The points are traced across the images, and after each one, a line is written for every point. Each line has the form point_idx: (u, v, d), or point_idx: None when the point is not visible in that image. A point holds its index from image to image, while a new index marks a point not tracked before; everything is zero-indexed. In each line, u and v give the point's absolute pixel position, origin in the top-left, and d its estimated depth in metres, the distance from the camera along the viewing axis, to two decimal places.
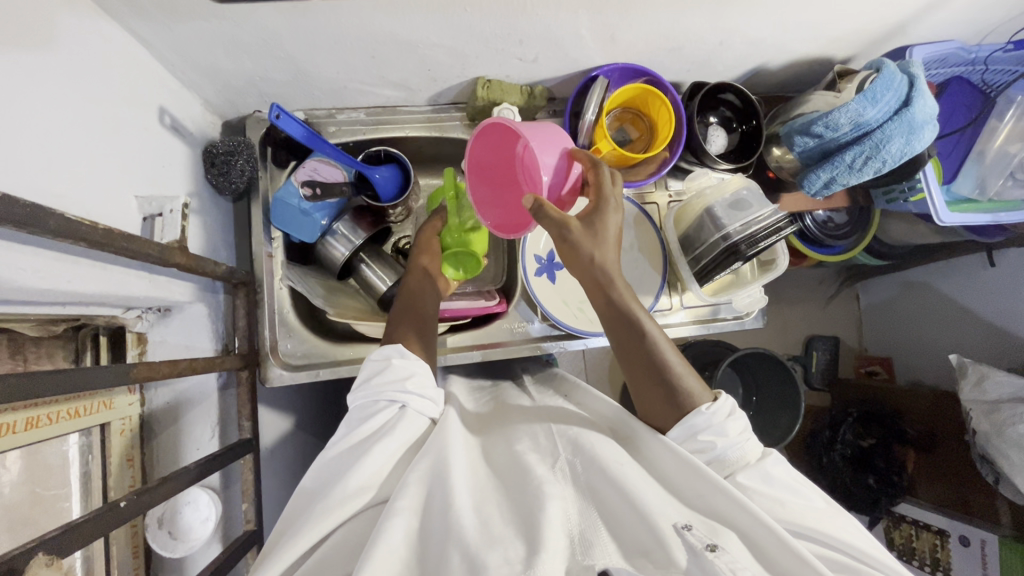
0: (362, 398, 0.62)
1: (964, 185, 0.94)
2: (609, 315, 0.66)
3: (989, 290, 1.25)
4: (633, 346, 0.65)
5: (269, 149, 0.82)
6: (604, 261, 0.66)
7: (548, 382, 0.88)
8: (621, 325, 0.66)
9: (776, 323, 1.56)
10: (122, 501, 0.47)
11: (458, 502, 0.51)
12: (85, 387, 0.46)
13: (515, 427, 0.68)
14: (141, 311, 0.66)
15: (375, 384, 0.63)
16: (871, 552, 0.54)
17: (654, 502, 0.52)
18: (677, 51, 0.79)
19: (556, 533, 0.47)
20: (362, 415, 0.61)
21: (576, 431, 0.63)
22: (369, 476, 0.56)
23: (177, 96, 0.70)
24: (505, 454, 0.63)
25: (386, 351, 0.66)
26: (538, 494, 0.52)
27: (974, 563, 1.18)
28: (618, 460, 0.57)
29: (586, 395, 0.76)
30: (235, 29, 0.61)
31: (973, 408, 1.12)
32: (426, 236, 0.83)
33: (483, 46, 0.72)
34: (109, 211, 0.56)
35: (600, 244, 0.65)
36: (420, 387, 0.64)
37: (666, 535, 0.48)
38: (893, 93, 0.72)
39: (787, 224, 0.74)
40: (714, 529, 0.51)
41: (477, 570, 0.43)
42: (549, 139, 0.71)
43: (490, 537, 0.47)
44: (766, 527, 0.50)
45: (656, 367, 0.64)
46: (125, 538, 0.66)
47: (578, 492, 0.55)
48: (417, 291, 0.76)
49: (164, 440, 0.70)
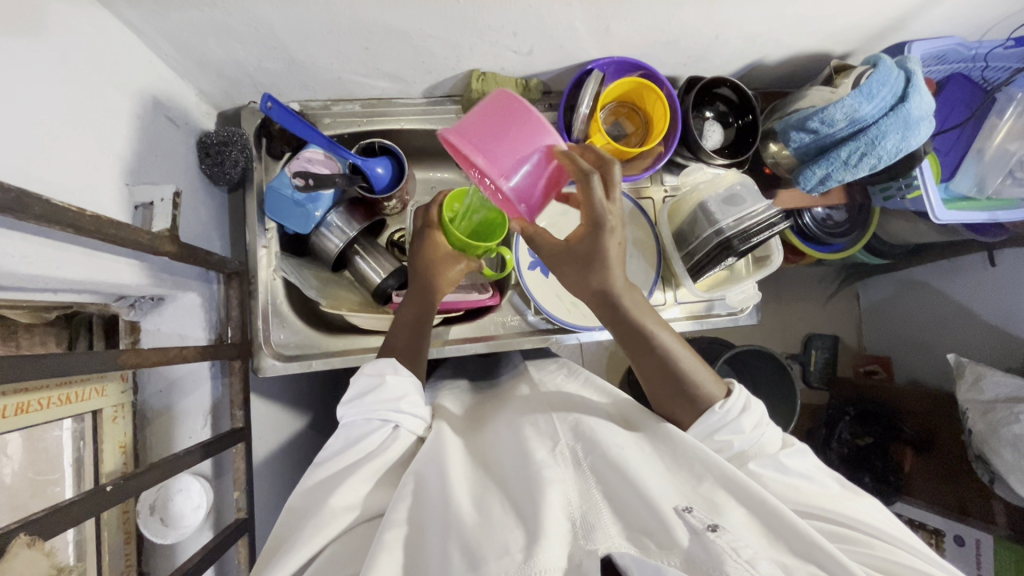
0: (355, 418, 0.62)
1: (963, 182, 0.93)
2: (621, 332, 0.66)
3: (990, 289, 1.24)
4: (648, 359, 0.66)
5: (263, 140, 0.82)
6: (608, 283, 0.63)
7: (546, 363, 0.90)
8: (633, 339, 0.66)
9: (775, 320, 1.55)
10: (109, 485, 0.47)
11: (457, 498, 0.54)
12: (75, 371, 0.46)
13: (512, 416, 0.69)
14: (133, 299, 0.67)
15: (368, 401, 0.62)
16: (894, 533, 0.56)
17: (656, 486, 0.52)
18: (674, 44, 0.78)
19: (556, 518, 0.49)
20: (354, 436, 0.61)
21: (577, 416, 0.65)
22: (351, 497, 0.57)
23: (170, 85, 0.69)
24: (509, 438, 0.64)
25: (381, 367, 0.66)
26: (538, 480, 0.53)
27: (967, 564, 1.17)
28: (619, 444, 0.58)
29: (590, 380, 0.78)
30: (228, 17, 0.60)
31: (970, 408, 1.12)
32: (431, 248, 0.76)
33: (477, 38, 0.72)
34: (98, 198, 0.56)
35: (602, 268, 0.62)
36: (412, 407, 0.65)
37: (668, 516, 0.48)
38: (889, 88, 0.71)
39: (782, 219, 0.74)
40: (714, 507, 0.51)
41: (477, 565, 0.46)
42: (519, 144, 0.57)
43: (490, 527, 0.50)
44: (764, 505, 0.51)
45: (671, 375, 0.64)
46: (116, 523, 0.66)
47: (579, 475, 0.56)
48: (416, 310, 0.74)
49: (157, 426, 0.71)
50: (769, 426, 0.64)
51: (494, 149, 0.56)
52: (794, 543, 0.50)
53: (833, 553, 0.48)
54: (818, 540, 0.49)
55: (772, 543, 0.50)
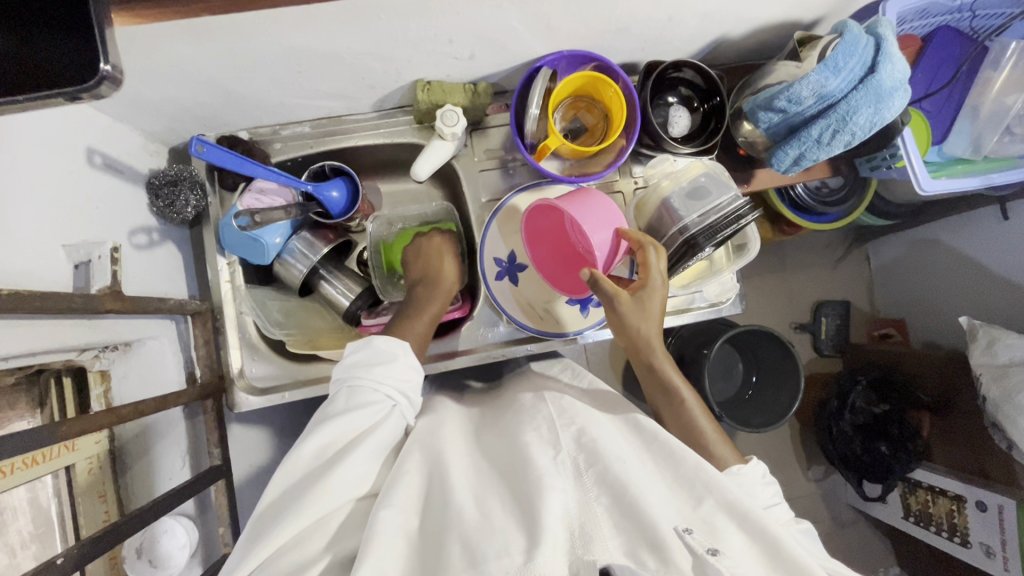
0: (363, 384, 0.60)
1: (958, 143, 0.88)
2: (651, 380, 0.72)
3: (1001, 244, 1.17)
4: (670, 412, 0.71)
5: (217, 173, 0.81)
6: (649, 333, 0.71)
7: (551, 365, 0.90)
8: (660, 391, 0.72)
9: (781, 292, 1.50)
10: (60, 557, 0.48)
11: (457, 497, 0.54)
12: (12, 452, 0.46)
13: (509, 421, 0.67)
14: (98, 351, 0.66)
15: (378, 372, 0.61)
16: None
17: (658, 504, 0.51)
18: (625, 32, 0.73)
19: (556, 525, 0.49)
20: (358, 403, 0.58)
21: (582, 426, 0.62)
22: (355, 472, 0.55)
23: (109, 132, 0.68)
24: (509, 444, 0.62)
25: (392, 345, 0.64)
26: (539, 485, 0.52)
27: (991, 529, 1.09)
28: (621, 458, 0.56)
29: (594, 385, 0.78)
30: (145, 61, 0.59)
31: (983, 372, 1.07)
32: (454, 254, 0.83)
33: (413, 49, 0.69)
34: (34, 262, 0.55)
35: (646, 316, 0.70)
36: (412, 392, 0.63)
37: (668, 538, 0.48)
38: (857, 59, 0.66)
39: (750, 211, 0.69)
40: (714, 530, 0.50)
41: (477, 562, 0.46)
42: (600, 215, 0.74)
43: (490, 526, 0.50)
44: (765, 533, 0.49)
45: (689, 432, 0.69)
46: (103, 571, 0.68)
47: (580, 486, 0.54)
48: (430, 290, 0.77)
49: (136, 471, 0.72)
50: (782, 501, 0.64)
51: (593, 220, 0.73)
52: None
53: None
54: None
55: (770, 568, 0.49)
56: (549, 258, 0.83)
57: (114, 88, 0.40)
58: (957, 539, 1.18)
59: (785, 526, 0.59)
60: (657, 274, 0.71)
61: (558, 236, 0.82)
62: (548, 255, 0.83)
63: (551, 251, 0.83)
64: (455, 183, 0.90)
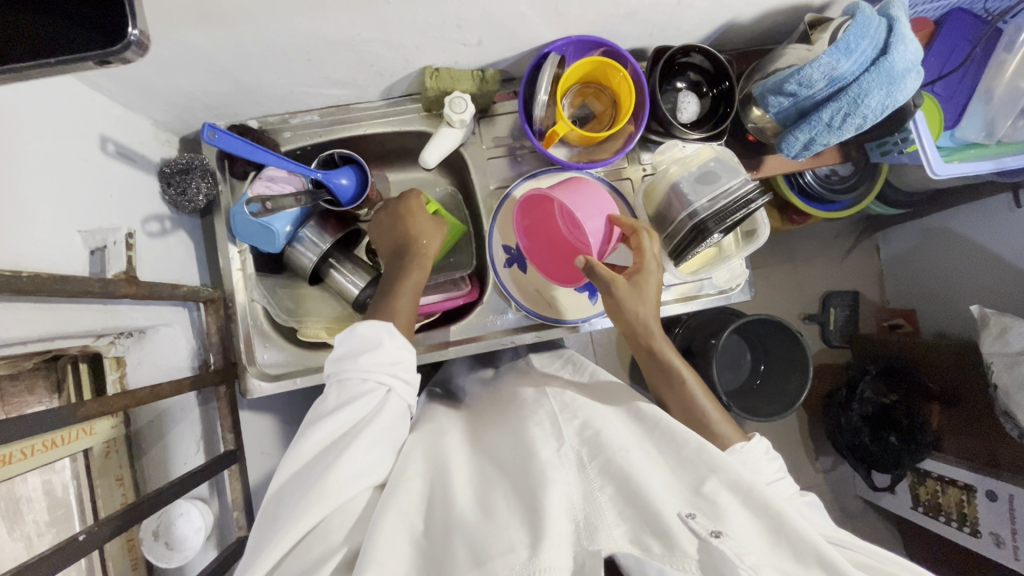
0: (352, 375, 0.60)
1: (970, 129, 0.87)
2: (652, 367, 0.73)
3: (1013, 231, 1.16)
4: (674, 397, 0.71)
5: (227, 162, 0.81)
6: (648, 317, 0.71)
7: (551, 360, 0.89)
8: (662, 377, 0.72)
9: (790, 283, 1.49)
10: (81, 534, 0.49)
11: (460, 501, 0.54)
12: (33, 432, 0.47)
13: (512, 416, 0.68)
14: (114, 336, 0.66)
15: (364, 361, 0.61)
16: None
17: (660, 491, 0.51)
18: (633, 16, 0.73)
19: (559, 517, 0.49)
20: (349, 394, 0.59)
21: (584, 420, 0.63)
22: (359, 463, 0.56)
23: (121, 120, 0.69)
24: (512, 439, 0.63)
25: (377, 330, 0.64)
26: (541, 479, 0.53)
27: (1001, 518, 1.08)
28: (624, 447, 0.57)
29: (595, 377, 0.78)
30: (159, 48, 0.59)
31: (994, 361, 1.06)
32: (423, 215, 0.79)
33: (421, 35, 0.69)
34: (51, 249, 0.56)
35: (643, 300, 0.70)
36: (408, 374, 0.63)
37: (670, 522, 0.48)
38: (869, 40, 0.65)
39: (759, 194, 0.70)
40: (717, 509, 0.50)
41: (482, 561, 0.46)
42: (594, 203, 0.75)
43: (494, 522, 0.50)
44: (769, 508, 0.50)
45: (693, 414, 0.69)
46: (121, 552, 0.70)
47: (584, 478, 0.55)
48: (407, 261, 0.75)
49: (152, 455, 0.73)
50: (787, 475, 0.65)
51: (583, 207, 0.74)
52: (801, 552, 0.48)
53: (842, 567, 0.46)
54: (826, 551, 0.47)
55: (774, 544, 0.49)
56: (539, 249, 0.85)
57: (140, 54, 0.37)
58: (966, 529, 1.18)
59: (790, 500, 0.60)
60: (651, 257, 0.73)
61: (547, 229, 0.84)
62: (535, 248, 0.84)
63: (541, 245, 0.85)
64: (463, 171, 0.90)
